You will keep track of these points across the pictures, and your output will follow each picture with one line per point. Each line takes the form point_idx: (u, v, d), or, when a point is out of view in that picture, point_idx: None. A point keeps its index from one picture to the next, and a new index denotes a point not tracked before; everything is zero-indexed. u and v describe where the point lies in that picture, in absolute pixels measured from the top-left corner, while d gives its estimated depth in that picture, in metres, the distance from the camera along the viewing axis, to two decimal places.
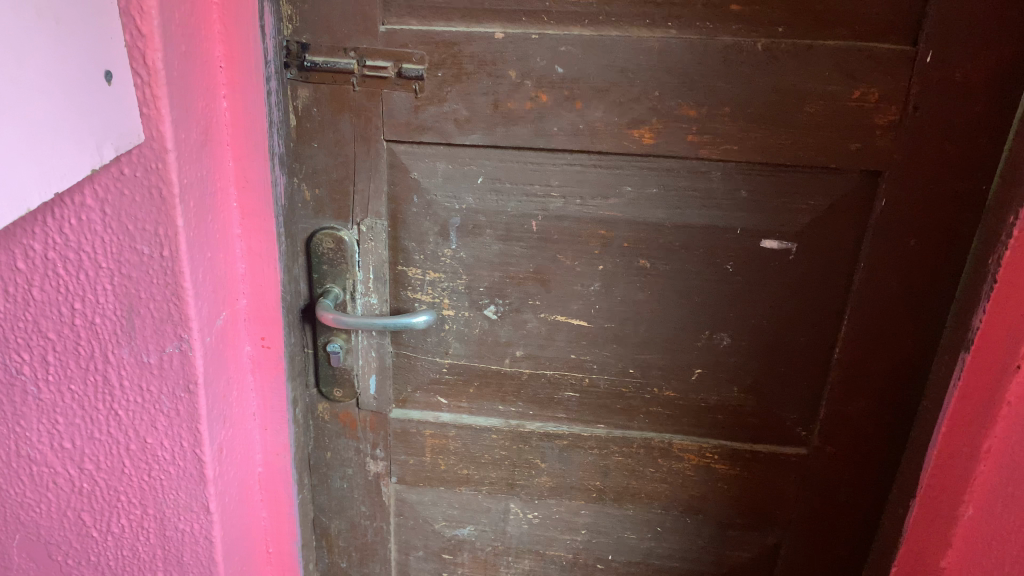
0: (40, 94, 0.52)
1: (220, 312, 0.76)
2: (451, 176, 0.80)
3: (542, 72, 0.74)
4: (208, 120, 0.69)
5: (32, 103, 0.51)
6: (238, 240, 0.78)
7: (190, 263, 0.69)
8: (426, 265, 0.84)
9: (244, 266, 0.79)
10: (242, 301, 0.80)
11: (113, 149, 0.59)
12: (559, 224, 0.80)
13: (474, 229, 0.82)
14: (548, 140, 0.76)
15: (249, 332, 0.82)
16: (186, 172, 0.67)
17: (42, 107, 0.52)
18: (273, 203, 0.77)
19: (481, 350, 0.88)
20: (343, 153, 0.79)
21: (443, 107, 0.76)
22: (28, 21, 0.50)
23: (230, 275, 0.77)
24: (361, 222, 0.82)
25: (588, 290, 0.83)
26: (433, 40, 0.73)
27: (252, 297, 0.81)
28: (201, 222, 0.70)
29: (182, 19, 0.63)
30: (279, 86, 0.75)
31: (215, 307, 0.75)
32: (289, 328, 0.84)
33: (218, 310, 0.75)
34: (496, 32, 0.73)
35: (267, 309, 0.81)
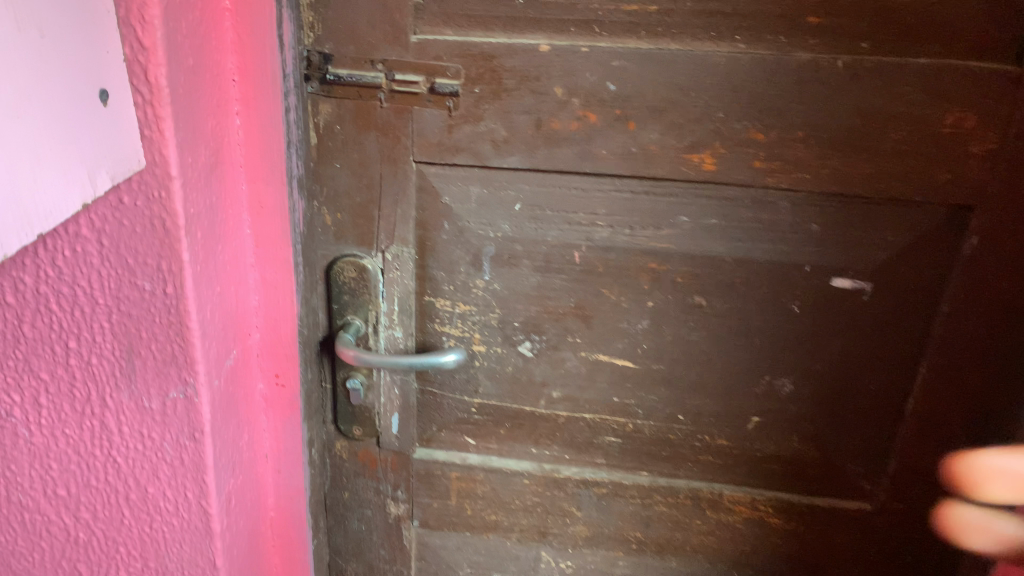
0: (29, 120, 0.44)
1: (230, 351, 0.68)
2: (485, 201, 0.72)
3: (592, 89, 0.66)
4: (217, 140, 0.62)
5: (19, 132, 0.44)
6: (252, 270, 0.70)
7: (197, 301, 0.62)
8: (456, 296, 0.77)
9: (257, 298, 0.72)
10: (255, 335, 0.73)
11: (108, 179, 0.52)
12: (605, 255, 0.72)
13: (510, 259, 0.74)
14: (596, 164, 0.68)
15: (262, 370, 0.75)
16: (194, 201, 0.59)
17: (32, 136, 0.45)
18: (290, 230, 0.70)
19: (514, 390, 0.80)
20: (367, 175, 0.72)
21: (479, 126, 0.68)
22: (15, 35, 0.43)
23: (241, 310, 0.70)
24: (385, 249, 0.75)
25: (636, 328, 0.75)
26: (470, 52, 0.66)
27: (265, 331, 0.73)
28: (210, 254, 0.63)
29: (188, 30, 0.56)
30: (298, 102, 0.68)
31: (224, 346, 0.67)
32: (306, 364, 0.77)
33: (228, 349, 0.68)
34: (541, 44, 0.65)
35: (282, 345, 0.74)
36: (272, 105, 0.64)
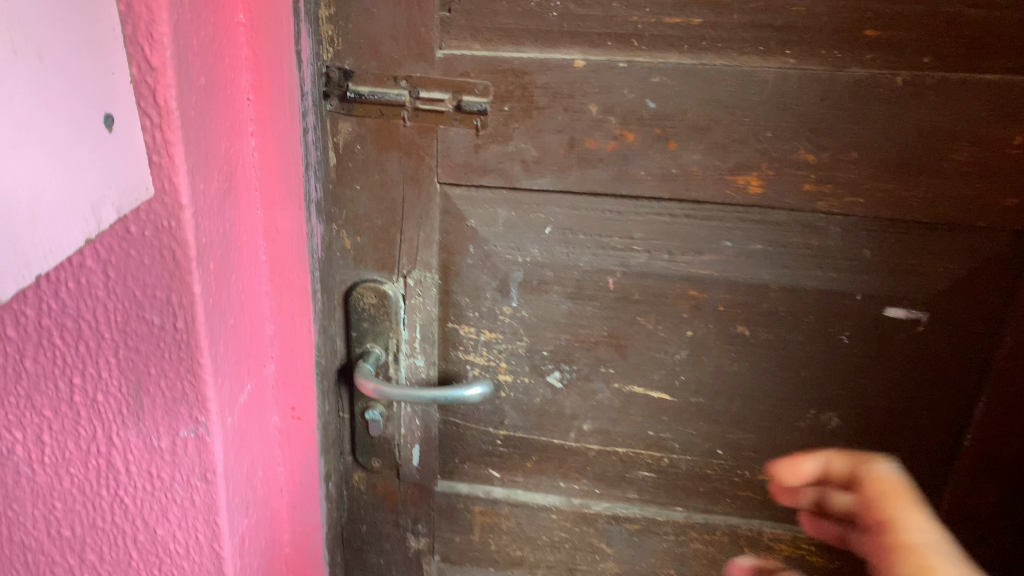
0: (32, 152, 0.41)
1: (244, 386, 0.64)
2: (514, 224, 0.68)
3: (630, 106, 0.61)
4: (231, 164, 0.58)
5: (23, 165, 0.40)
6: (267, 298, 0.66)
7: (209, 336, 0.58)
8: (482, 323, 0.72)
9: (273, 327, 0.68)
10: (270, 367, 0.69)
11: (113, 211, 0.48)
12: (641, 282, 0.68)
13: (539, 285, 0.69)
14: (633, 186, 0.64)
15: (278, 402, 0.71)
16: (205, 230, 0.55)
17: (35, 168, 0.41)
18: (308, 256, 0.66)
19: (542, 422, 0.76)
20: (389, 197, 0.67)
21: (509, 146, 0.64)
22: (18, 59, 0.39)
23: (256, 341, 0.66)
24: (407, 274, 0.71)
25: (673, 358, 0.70)
26: (500, 68, 0.61)
27: (281, 362, 0.69)
28: (222, 285, 0.59)
29: (200, 48, 0.52)
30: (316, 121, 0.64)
31: (238, 381, 0.63)
32: (324, 396, 0.73)
33: (242, 383, 0.64)
34: (576, 59, 0.60)
35: (299, 377, 0.70)
36: (289, 125, 0.60)
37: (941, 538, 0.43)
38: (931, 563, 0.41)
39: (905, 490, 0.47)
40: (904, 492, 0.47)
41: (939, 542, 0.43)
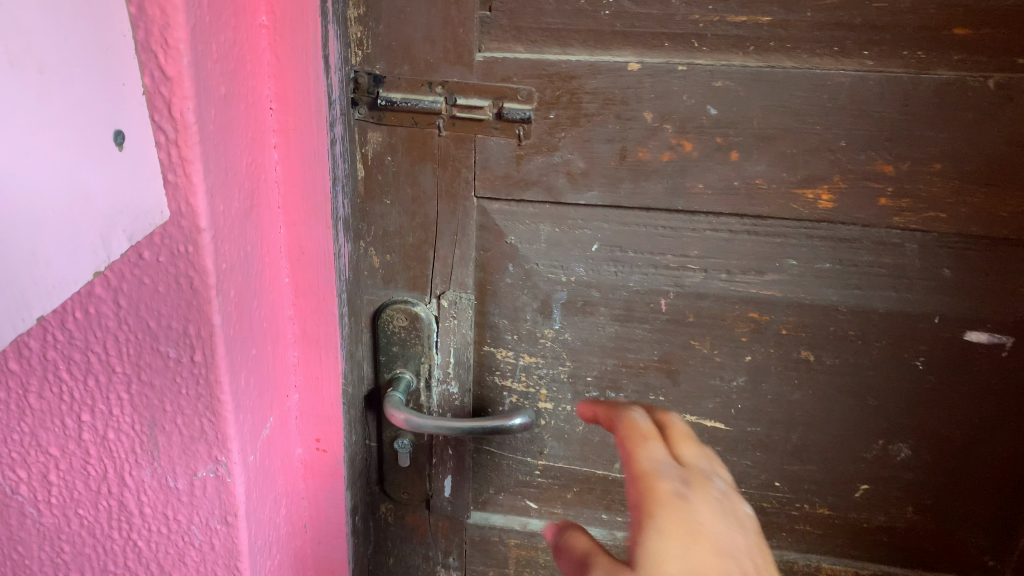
0: (36, 174, 0.35)
1: (267, 419, 0.59)
2: (557, 241, 0.62)
3: (689, 114, 0.56)
4: (253, 180, 0.53)
5: (25, 190, 0.35)
6: (290, 323, 0.61)
7: (230, 370, 0.53)
8: (521, 346, 0.67)
9: (296, 353, 0.63)
10: (293, 396, 0.64)
11: (123, 239, 0.43)
12: (696, 304, 0.62)
13: (584, 307, 0.64)
14: (689, 200, 0.59)
15: (302, 433, 0.66)
16: (226, 254, 0.50)
17: (39, 193, 0.36)
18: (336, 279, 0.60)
19: (584, 451, 0.70)
20: (422, 212, 0.62)
21: (554, 156, 0.59)
22: (23, 69, 0.34)
23: (279, 370, 0.61)
24: (441, 295, 0.65)
25: (729, 385, 0.65)
26: (546, 72, 0.56)
27: (305, 391, 0.64)
28: (244, 313, 0.54)
29: (220, 54, 0.46)
30: (345, 131, 0.58)
31: (261, 415, 0.58)
32: (351, 425, 0.67)
33: (265, 417, 0.59)
34: (630, 61, 0.55)
35: (324, 406, 0.65)
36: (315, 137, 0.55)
37: (668, 466, 0.44)
38: (653, 484, 0.42)
39: (650, 431, 0.48)
40: (652, 434, 0.47)
41: (664, 467, 0.44)
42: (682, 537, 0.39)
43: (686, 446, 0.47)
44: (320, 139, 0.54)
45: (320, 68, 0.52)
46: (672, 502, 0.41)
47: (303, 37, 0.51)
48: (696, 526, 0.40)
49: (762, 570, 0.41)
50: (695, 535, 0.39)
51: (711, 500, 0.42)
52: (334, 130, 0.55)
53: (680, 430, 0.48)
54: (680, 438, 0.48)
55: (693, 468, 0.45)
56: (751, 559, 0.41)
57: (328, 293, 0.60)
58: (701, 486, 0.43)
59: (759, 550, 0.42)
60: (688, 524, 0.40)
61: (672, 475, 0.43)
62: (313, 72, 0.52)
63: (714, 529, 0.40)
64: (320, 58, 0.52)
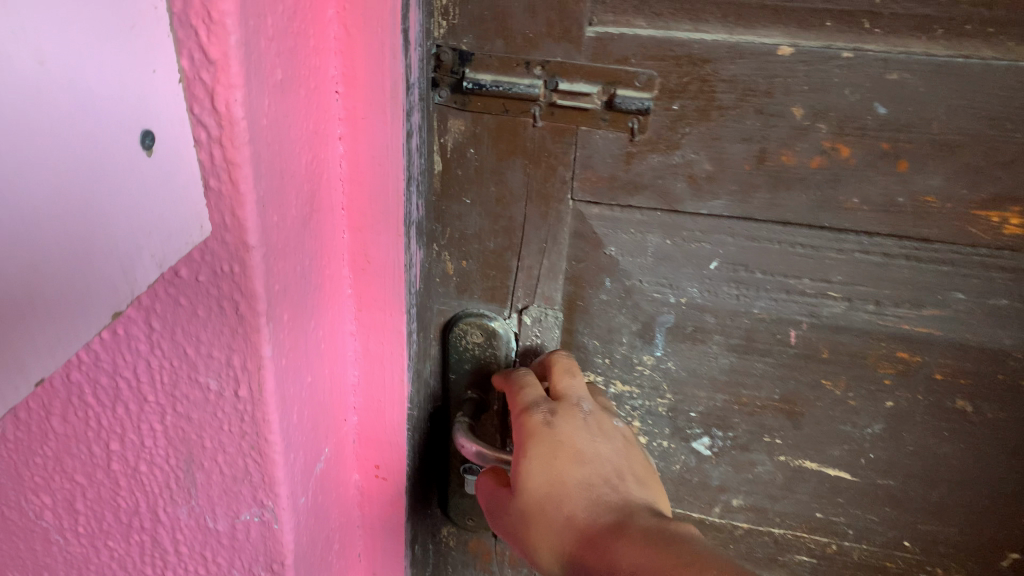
0: (39, 200, 0.27)
1: (321, 452, 0.51)
2: (668, 255, 0.52)
3: (849, 112, 0.45)
4: (313, 180, 0.43)
5: (24, 223, 0.26)
6: (351, 339, 0.52)
7: (281, 407, 0.44)
8: (614, 372, 0.57)
9: (356, 373, 0.54)
10: (350, 419, 0.55)
11: (150, 266, 0.34)
12: (833, 338, 0.52)
13: (695, 333, 0.54)
14: (838, 216, 0.48)
15: (359, 459, 0.58)
16: (279, 273, 0.41)
17: (45, 225, 0.27)
18: (407, 293, 0.51)
19: (680, 493, 0.61)
20: (506, 215, 0.53)
21: (673, 156, 0.48)
22: (19, 62, 0.25)
23: (337, 394, 0.52)
24: (523, 309, 0.56)
25: (863, 433, 0.55)
26: (671, 54, 0.45)
27: (365, 413, 0.56)
28: (299, 339, 0.45)
29: (277, 30, 0.37)
30: (423, 120, 0.48)
31: (315, 449, 0.50)
32: (416, 452, 0.59)
33: (320, 450, 0.51)
34: (781, 44, 0.44)
35: (386, 432, 0.56)
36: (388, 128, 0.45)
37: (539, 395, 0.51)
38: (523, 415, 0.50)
39: (528, 375, 0.53)
40: (528, 377, 0.53)
41: (535, 399, 0.51)
42: (544, 452, 0.48)
43: (564, 373, 0.53)
44: (393, 131, 0.45)
45: (397, 45, 0.42)
46: (539, 428, 0.49)
47: (378, 7, 0.41)
48: (557, 443, 0.48)
49: (634, 459, 0.50)
50: (557, 450, 0.48)
51: (575, 415, 0.50)
52: (410, 119, 0.46)
53: (560, 367, 0.54)
54: (564, 372, 0.53)
55: (566, 399, 0.51)
56: (617, 459, 0.49)
57: (396, 308, 0.51)
58: (570, 409, 0.50)
59: (629, 445, 0.51)
60: (550, 443, 0.48)
61: (543, 405, 0.50)
62: (390, 50, 0.42)
63: (577, 440, 0.49)
64: (398, 32, 0.42)
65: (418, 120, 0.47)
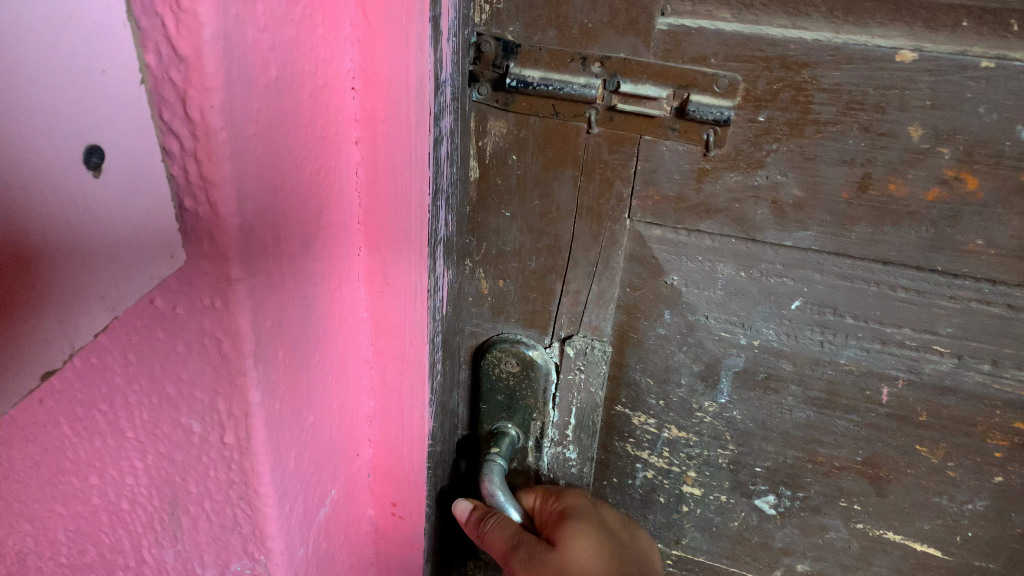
0: None
1: (327, 495, 0.45)
2: (742, 289, 0.44)
3: (982, 136, 0.36)
4: (320, 194, 0.36)
5: None
6: (366, 368, 0.46)
7: (274, 456, 0.38)
8: (668, 416, 0.50)
9: (372, 403, 0.48)
10: (365, 453, 0.49)
11: (97, 310, 0.28)
12: (935, 399, 0.44)
13: (769, 381, 0.46)
14: (955, 258, 0.39)
15: (373, 494, 0.52)
16: (273, 306, 0.34)
17: None
18: (431, 322, 0.44)
19: (736, 551, 0.54)
20: (553, 232, 0.45)
21: (754, 176, 0.40)
22: None
23: (348, 429, 0.46)
24: (566, 339, 0.48)
25: (961, 508, 0.47)
26: (761, 54, 0.37)
27: (382, 447, 0.50)
28: (299, 377, 0.38)
29: (273, 17, 0.30)
30: (456, 122, 0.41)
31: (318, 494, 0.44)
32: (438, 489, 0.52)
33: (325, 492, 0.45)
34: (900, 48, 0.35)
35: (404, 470, 0.50)
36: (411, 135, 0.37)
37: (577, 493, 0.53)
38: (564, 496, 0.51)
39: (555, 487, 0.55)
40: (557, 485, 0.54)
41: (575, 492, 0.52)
42: (588, 527, 0.49)
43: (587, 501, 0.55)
44: (417, 138, 0.37)
45: (425, 36, 0.35)
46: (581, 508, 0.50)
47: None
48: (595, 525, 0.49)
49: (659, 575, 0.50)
50: (599, 529, 0.49)
51: (612, 515, 0.51)
52: (439, 124, 0.38)
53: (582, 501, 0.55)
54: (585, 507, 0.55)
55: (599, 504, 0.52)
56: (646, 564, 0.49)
57: (417, 337, 0.44)
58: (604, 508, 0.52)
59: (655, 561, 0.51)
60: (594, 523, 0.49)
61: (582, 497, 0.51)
62: (416, 41, 0.35)
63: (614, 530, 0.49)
64: (427, 21, 0.34)
65: (451, 123, 0.40)
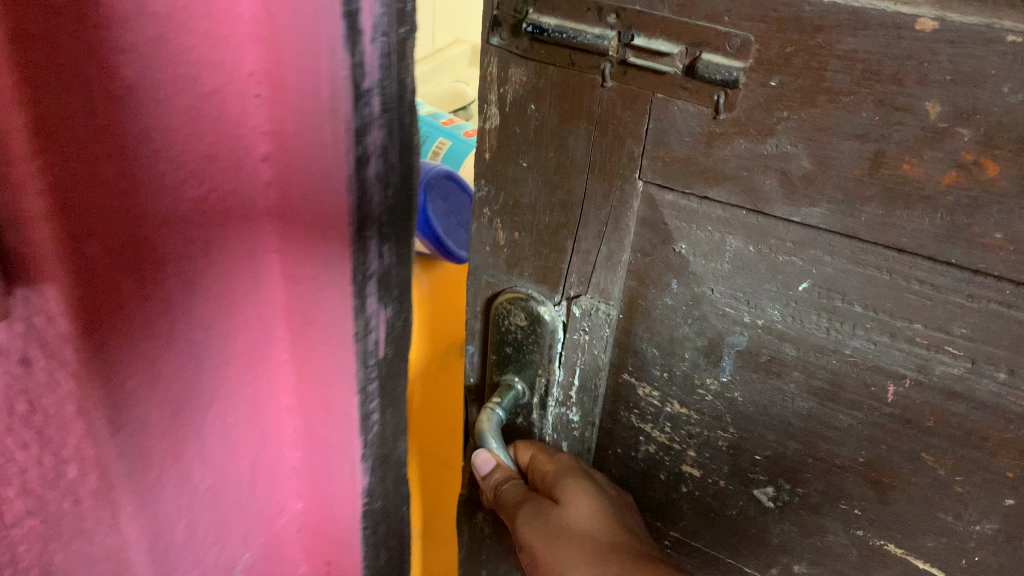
0: None
1: (241, 554, 0.50)
2: (750, 264, 0.43)
3: (1006, 117, 0.33)
4: (150, 221, 0.35)
5: None
6: (291, 423, 0.51)
7: (137, 501, 0.40)
8: (672, 391, 0.49)
9: (300, 454, 0.52)
10: (296, 492, 0.54)
11: None
12: (943, 405, 0.41)
13: (770, 365, 0.45)
14: (971, 253, 0.37)
15: (308, 550, 0.57)
16: (134, 365, 0.37)
17: None
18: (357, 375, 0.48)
19: (733, 542, 0.52)
20: (566, 188, 0.45)
21: (765, 145, 0.39)
22: None
23: (272, 473, 0.51)
24: (574, 299, 0.48)
25: (968, 529, 0.44)
26: (775, 14, 0.36)
27: (309, 487, 0.54)
28: (189, 441, 0.42)
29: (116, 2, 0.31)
30: (394, 132, 0.42)
31: (229, 550, 0.49)
32: (376, 545, 0.57)
33: (201, 551, 0.46)
34: (922, 16, 0.33)
35: (334, 513, 0.54)
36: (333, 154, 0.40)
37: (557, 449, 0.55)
38: (554, 451, 0.53)
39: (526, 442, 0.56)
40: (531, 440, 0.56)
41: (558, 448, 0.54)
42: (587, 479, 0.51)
43: None
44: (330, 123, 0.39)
45: (340, 35, 0.37)
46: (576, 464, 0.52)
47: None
48: (591, 477, 0.52)
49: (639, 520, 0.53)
50: (593, 480, 0.52)
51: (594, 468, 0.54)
52: (365, 141, 0.41)
53: None
54: None
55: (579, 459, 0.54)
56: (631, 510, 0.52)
57: (330, 341, 0.47)
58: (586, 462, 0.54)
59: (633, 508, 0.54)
60: (590, 477, 0.52)
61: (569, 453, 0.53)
62: (327, 40, 0.37)
63: (604, 483, 0.52)
64: (339, 19, 0.37)
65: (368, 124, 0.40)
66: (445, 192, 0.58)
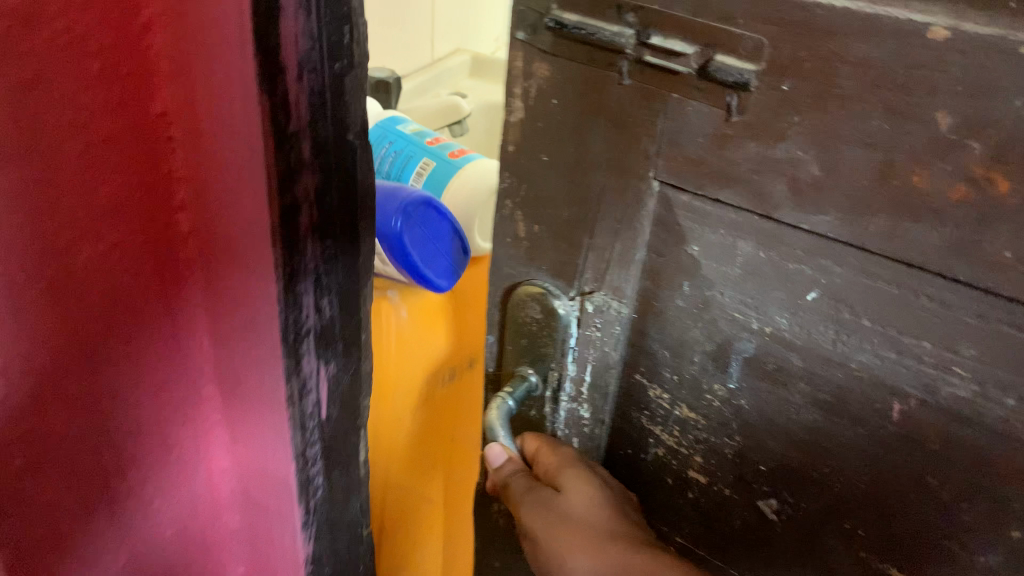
0: None
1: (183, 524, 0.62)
2: (760, 270, 0.42)
3: (1017, 132, 0.32)
4: (111, 290, 0.47)
5: None
6: (217, 414, 0.62)
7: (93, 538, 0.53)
8: (681, 394, 0.49)
9: (229, 458, 0.65)
10: (225, 463, 0.65)
11: None
12: (950, 428, 0.40)
13: (777, 373, 0.44)
14: (980, 271, 0.36)
15: (243, 523, 0.69)
16: (77, 457, 0.49)
17: None
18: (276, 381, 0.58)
19: (738, 553, 0.52)
20: (584, 184, 0.46)
21: (775, 149, 0.38)
22: None
23: (203, 480, 0.63)
24: (588, 295, 0.49)
25: (972, 559, 0.42)
26: (788, 17, 0.35)
27: (241, 473, 0.66)
28: (129, 470, 0.54)
29: (65, 62, 0.40)
30: (317, 185, 0.52)
31: (180, 520, 0.62)
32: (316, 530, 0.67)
33: (143, 512, 0.57)
34: (934, 24, 0.32)
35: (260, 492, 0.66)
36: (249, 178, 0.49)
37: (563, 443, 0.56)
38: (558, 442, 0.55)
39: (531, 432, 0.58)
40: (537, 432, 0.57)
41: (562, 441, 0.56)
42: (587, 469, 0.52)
43: None
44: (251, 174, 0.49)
45: (247, 58, 0.45)
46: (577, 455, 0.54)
47: (234, 60, 0.46)
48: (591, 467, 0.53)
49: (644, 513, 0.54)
50: (594, 469, 0.53)
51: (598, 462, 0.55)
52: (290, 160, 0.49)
53: None
54: None
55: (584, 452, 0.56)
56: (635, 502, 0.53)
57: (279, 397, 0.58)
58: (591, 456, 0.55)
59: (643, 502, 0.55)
60: (590, 466, 0.53)
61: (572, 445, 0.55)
62: (223, 69, 0.46)
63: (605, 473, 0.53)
64: (243, 48, 0.45)
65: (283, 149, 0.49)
66: (423, 217, 0.67)
